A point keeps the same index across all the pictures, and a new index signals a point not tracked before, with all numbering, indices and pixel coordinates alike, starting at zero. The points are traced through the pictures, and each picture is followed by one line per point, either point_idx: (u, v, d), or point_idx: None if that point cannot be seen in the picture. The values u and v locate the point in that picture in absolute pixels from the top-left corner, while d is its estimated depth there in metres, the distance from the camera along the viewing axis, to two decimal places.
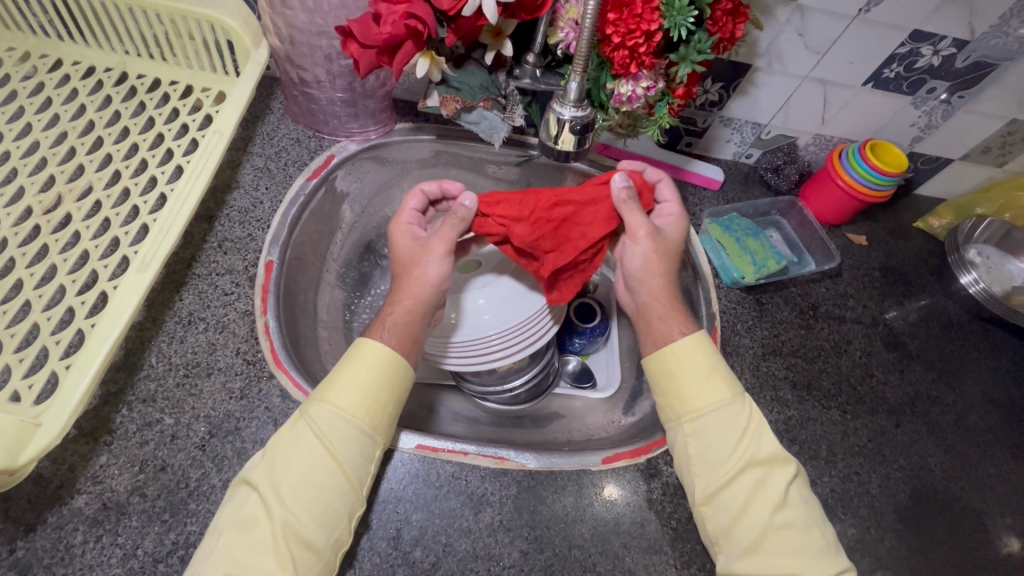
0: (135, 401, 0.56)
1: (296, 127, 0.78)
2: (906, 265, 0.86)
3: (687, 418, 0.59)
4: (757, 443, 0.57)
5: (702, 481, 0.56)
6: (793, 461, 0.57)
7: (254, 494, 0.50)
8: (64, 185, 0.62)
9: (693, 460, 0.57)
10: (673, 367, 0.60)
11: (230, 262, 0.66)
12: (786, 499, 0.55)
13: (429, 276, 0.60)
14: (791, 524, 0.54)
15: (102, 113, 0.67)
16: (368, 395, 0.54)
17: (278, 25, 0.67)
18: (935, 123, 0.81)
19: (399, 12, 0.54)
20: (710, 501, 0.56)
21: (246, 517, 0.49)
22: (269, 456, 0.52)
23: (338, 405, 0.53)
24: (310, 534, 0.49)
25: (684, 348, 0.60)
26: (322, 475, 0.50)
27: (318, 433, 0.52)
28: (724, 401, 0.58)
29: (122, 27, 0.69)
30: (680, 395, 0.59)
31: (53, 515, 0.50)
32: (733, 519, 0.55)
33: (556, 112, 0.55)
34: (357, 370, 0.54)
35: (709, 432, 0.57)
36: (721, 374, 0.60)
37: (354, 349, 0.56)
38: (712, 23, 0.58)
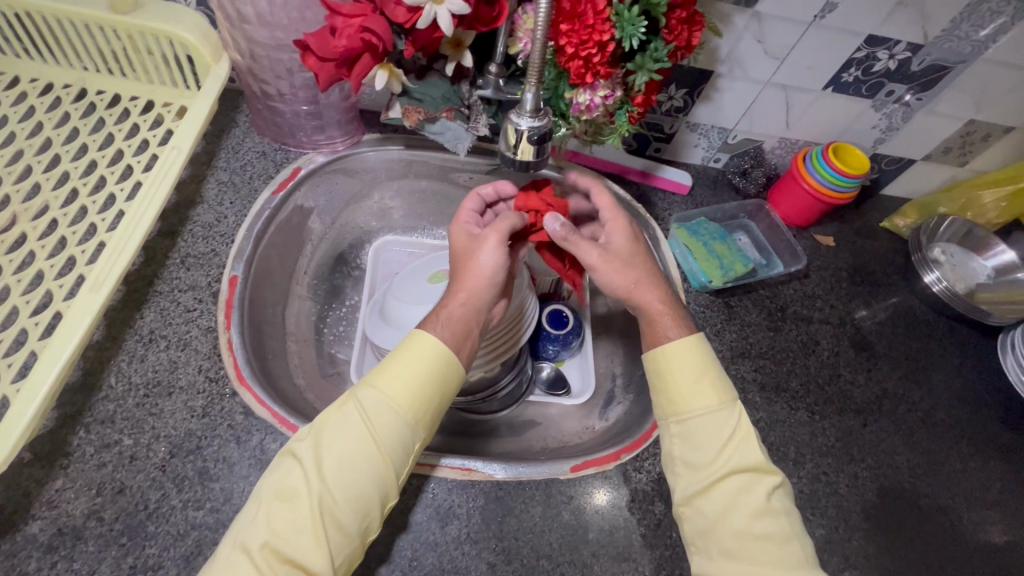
0: (93, 422, 0.55)
1: (261, 141, 0.78)
2: (872, 265, 0.87)
3: (675, 419, 0.57)
4: (744, 450, 0.54)
5: (683, 480, 0.56)
6: (778, 472, 0.55)
7: (294, 468, 0.50)
8: (19, 204, 0.61)
9: (676, 461, 0.57)
10: (663, 369, 0.58)
11: (192, 278, 0.65)
12: (766, 509, 0.52)
13: (485, 266, 0.57)
14: (770, 535, 0.52)
15: (60, 131, 0.67)
16: (419, 385, 0.52)
17: (238, 39, 0.66)
18: (895, 125, 0.83)
19: (355, 26, 0.55)
20: (689, 503, 0.55)
21: (281, 489, 0.49)
22: (315, 432, 0.51)
23: (386, 392, 0.51)
24: (342, 517, 0.48)
25: (676, 355, 0.57)
26: (364, 461, 0.49)
27: (367, 420, 0.50)
28: (713, 405, 0.56)
29: (79, 43, 0.68)
30: (667, 395, 0.58)
31: (6, 543, 0.49)
32: (710, 523, 0.53)
33: (513, 123, 0.55)
34: (410, 359, 0.52)
35: (695, 434, 0.56)
36: (712, 378, 0.57)
37: (407, 338, 0.54)
38: (667, 32, 0.58)
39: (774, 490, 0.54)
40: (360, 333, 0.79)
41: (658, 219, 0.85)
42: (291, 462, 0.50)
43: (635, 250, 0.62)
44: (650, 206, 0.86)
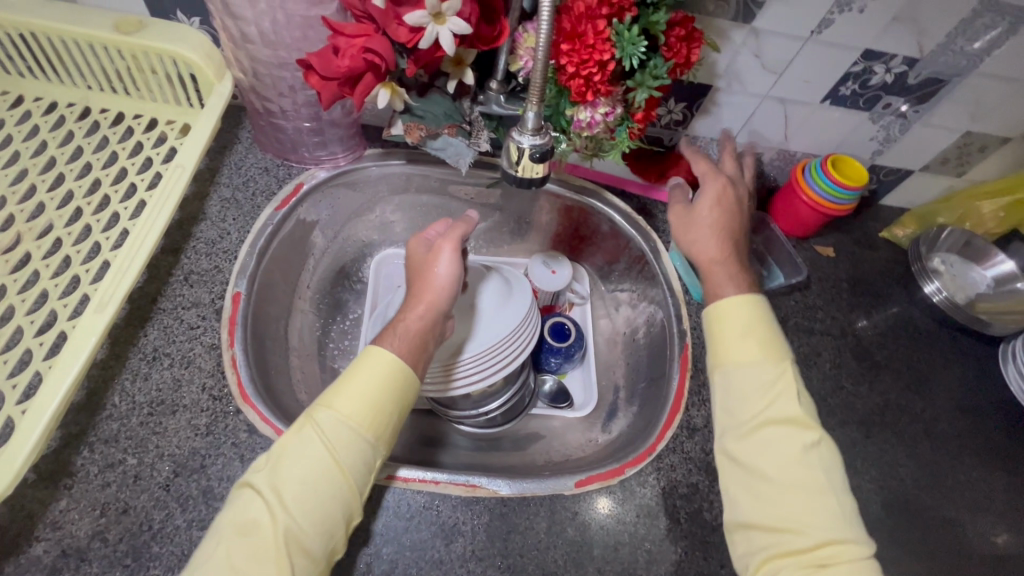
0: (97, 442, 0.55)
1: (264, 157, 0.78)
2: (873, 276, 0.88)
3: (721, 369, 0.58)
4: (784, 403, 0.54)
5: (723, 427, 0.56)
6: (817, 428, 0.54)
7: (253, 499, 0.49)
8: (24, 223, 0.61)
9: (719, 408, 0.57)
10: (714, 322, 0.60)
11: (196, 295, 0.65)
12: (801, 459, 0.52)
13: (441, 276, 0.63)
14: (800, 487, 0.51)
15: (64, 150, 0.67)
16: (374, 402, 0.53)
17: (241, 58, 0.67)
18: (893, 136, 0.83)
19: (357, 46, 0.55)
20: (727, 453, 0.55)
21: (240, 523, 0.48)
22: (273, 459, 0.51)
23: (343, 411, 0.52)
24: (307, 541, 0.48)
25: (729, 306, 0.59)
26: (325, 483, 0.49)
27: (328, 444, 0.50)
28: (756, 358, 0.57)
29: (84, 62, 0.68)
30: (716, 344, 0.59)
31: (10, 564, 0.49)
32: (745, 478, 0.54)
33: (515, 140, 0.55)
34: (362, 378, 0.53)
35: (735, 385, 0.56)
36: (759, 334, 0.57)
37: (359, 356, 0.55)
38: (667, 49, 0.59)
39: (814, 446, 0.53)
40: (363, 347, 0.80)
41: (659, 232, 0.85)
42: (249, 493, 0.49)
43: (732, 212, 0.68)
44: (652, 218, 0.86)
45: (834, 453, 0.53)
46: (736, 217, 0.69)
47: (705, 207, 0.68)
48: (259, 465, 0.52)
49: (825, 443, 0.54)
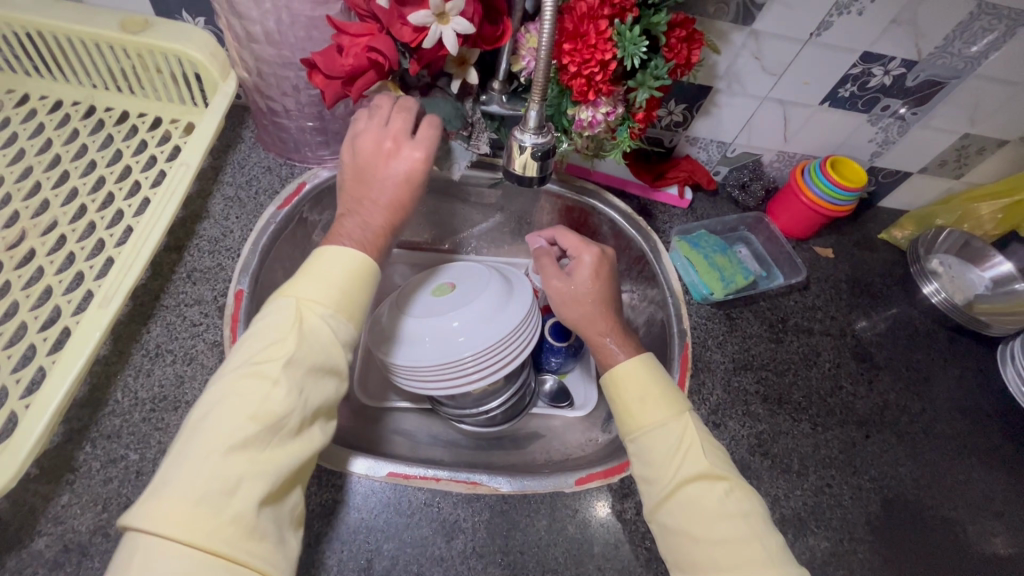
0: (100, 437, 0.55)
1: (267, 156, 0.79)
2: (872, 277, 0.88)
3: (630, 437, 0.58)
4: (693, 457, 0.55)
5: (647, 496, 0.56)
6: (728, 475, 0.54)
7: (254, 391, 0.45)
8: (28, 220, 0.61)
9: (638, 478, 0.57)
10: (616, 388, 0.61)
11: (199, 292, 0.66)
12: (720, 510, 0.52)
13: (395, 171, 0.59)
14: (726, 537, 0.51)
15: (69, 147, 0.68)
16: (348, 290, 0.52)
17: (245, 57, 0.67)
18: (892, 138, 0.84)
19: (361, 45, 0.56)
20: (655, 518, 0.55)
21: (249, 413, 0.44)
22: (262, 353, 0.47)
23: (324, 301, 0.50)
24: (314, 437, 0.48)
25: (626, 369, 0.61)
26: (326, 372, 0.49)
27: (324, 333, 0.49)
28: (660, 419, 0.57)
29: (89, 61, 0.69)
30: (623, 413, 0.59)
31: (11, 559, 0.49)
32: (675, 536, 0.53)
33: (517, 139, 0.56)
34: (326, 269, 0.52)
35: (648, 450, 0.56)
36: (659, 393, 0.59)
37: (313, 256, 0.53)
38: (668, 50, 0.60)
39: (730, 494, 0.53)
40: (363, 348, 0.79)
41: (659, 232, 0.86)
42: (249, 384, 0.45)
43: (594, 281, 0.69)
44: (651, 218, 0.87)
45: (752, 495, 0.54)
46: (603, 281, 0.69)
47: (583, 281, 0.68)
48: (235, 361, 0.47)
49: (744, 490, 0.54)
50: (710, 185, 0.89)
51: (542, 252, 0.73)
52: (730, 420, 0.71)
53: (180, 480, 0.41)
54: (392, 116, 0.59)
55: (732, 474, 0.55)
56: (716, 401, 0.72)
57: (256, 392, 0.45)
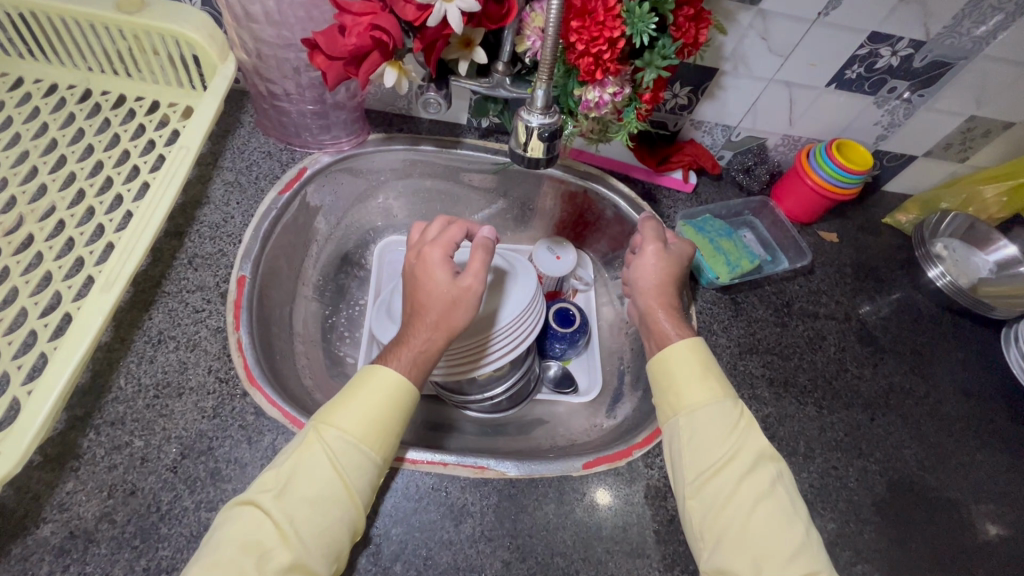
0: (103, 424, 0.55)
1: (267, 141, 0.77)
2: (876, 261, 0.88)
3: (683, 414, 0.59)
4: (748, 440, 0.56)
5: (691, 471, 0.56)
6: (777, 461, 0.57)
7: (261, 518, 0.48)
8: (25, 205, 0.60)
9: (682, 451, 0.57)
10: (671, 361, 0.61)
11: (200, 278, 0.65)
12: (771, 494, 0.54)
13: (438, 289, 0.60)
14: (777, 522, 0.53)
15: (65, 131, 0.66)
16: (379, 421, 0.53)
17: (245, 39, 0.66)
18: (898, 121, 0.83)
19: (364, 23, 0.55)
20: (698, 493, 0.55)
21: (251, 544, 0.47)
22: (277, 483, 0.50)
23: (348, 430, 0.52)
24: (315, 565, 0.47)
25: (682, 346, 0.61)
26: (332, 503, 0.49)
27: (332, 461, 0.51)
28: (718, 397, 0.59)
29: (84, 43, 0.67)
30: (676, 390, 0.60)
31: (17, 546, 0.49)
32: (719, 510, 0.54)
33: (524, 120, 0.55)
34: (368, 396, 0.54)
35: (701, 425, 0.57)
36: (716, 374, 0.60)
37: (366, 375, 0.55)
38: (675, 29, 0.59)
39: (779, 479, 0.56)
40: (367, 330, 0.80)
41: (663, 217, 0.85)
42: (252, 512, 0.49)
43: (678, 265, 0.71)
44: (656, 203, 0.86)
45: (795, 484, 0.57)
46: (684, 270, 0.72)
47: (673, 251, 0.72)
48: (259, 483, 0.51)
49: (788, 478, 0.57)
50: (716, 169, 0.87)
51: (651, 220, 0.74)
52: None
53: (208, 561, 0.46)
54: (451, 227, 0.65)
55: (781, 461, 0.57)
56: None
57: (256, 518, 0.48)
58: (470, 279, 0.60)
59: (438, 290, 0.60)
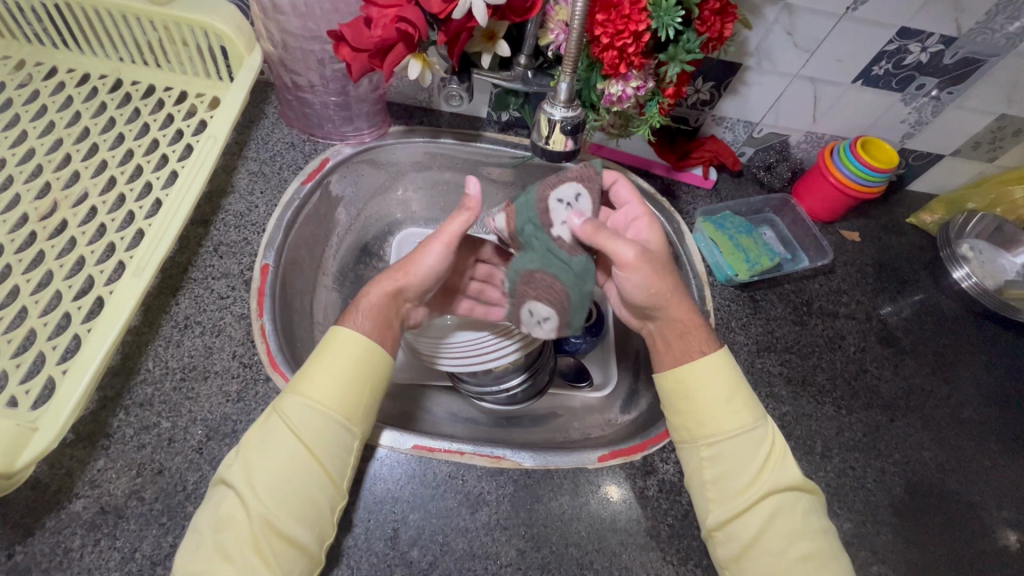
0: (132, 405, 0.56)
1: (290, 132, 0.78)
2: (898, 261, 0.87)
3: (704, 444, 0.58)
4: (778, 474, 0.56)
5: (718, 506, 0.56)
6: (806, 491, 0.57)
7: (231, 493, 0.50)
8: (59, 192, 0.62)
9: (707, 486, 0.57)
10: (692, 390, 0.59)
11: (226, 266, 0.66)
12: (804, 529, 0.54)
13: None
14: (809, 557, 0.53)
15: (97, 120, 0.68)
16: (343, 384, 0.53)
17: (272, 30, 0.67)
18: (925, 119, 0.81)
19: (390, 16, 0.55)
20: (723, 528, 0.55)
21: (226, 521, 0.49)
22: (243, 458, 0.51)
23: (311, 397, 0.53)
24: (295, 534, 0.49)
25: (705, 371, 0.59)
26: (300, 470, 0.50)
27: (294, 430, 0.51)
28: (747, 426, 0.58)
29: (115, 33, 0.69)
30: (700, 419, 0.58)
31: (50, 520, 0.50)
32: (746, 546, 0.54)
33: (547, 113, 0.55)
34: (330, 362, 0.54)
35: (730, 456, 0.57)
36: (744, 400, 0.59)
37: (327, 337, 0.56)
38: (700, 23, 0.58)
39: (808, 510, 0.56)
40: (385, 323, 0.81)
41: (681, 213, 0.85)
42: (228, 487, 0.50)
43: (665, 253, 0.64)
44: (674, 199, 0.86)
45: (824, 513, 0.57)
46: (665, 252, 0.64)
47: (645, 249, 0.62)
48: (232, 459, 0.52)
49: (817, 508, 0.57)
50: (737, 166, 0.87)
51: (597, 225, 0.59)
52: None
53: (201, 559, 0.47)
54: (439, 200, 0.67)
55: (811, 487, 0.58)
56: None
57: (230, 496, 0.50)
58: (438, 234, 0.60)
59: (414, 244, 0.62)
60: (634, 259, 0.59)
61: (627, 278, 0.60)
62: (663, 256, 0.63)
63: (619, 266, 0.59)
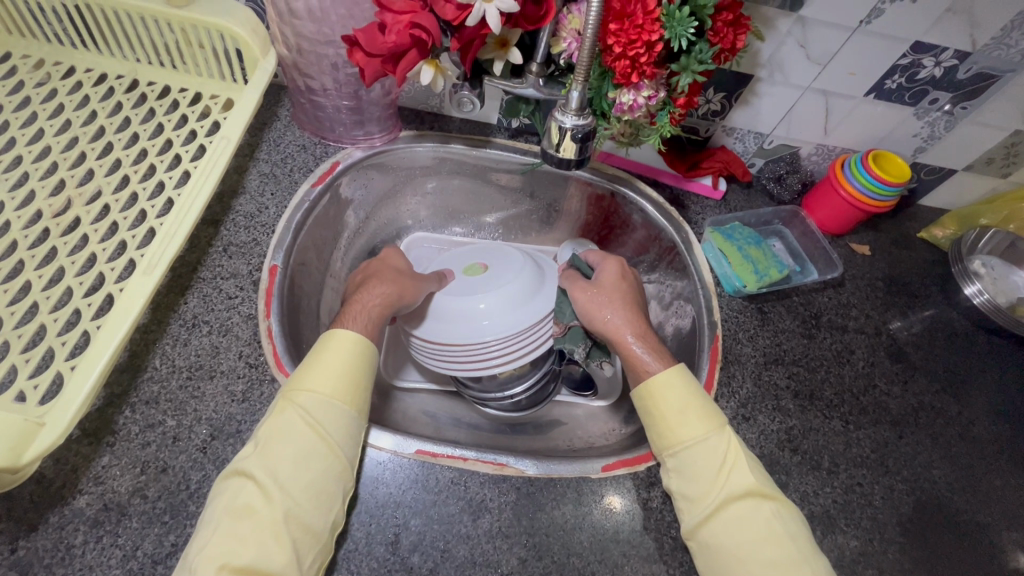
0: (138, 402, 0.57)
1: (301, 134, 0.79)
2: (908, 276, 0.86)
3: (666, 454, 0.59)
4: (736, 478, 0.56)
5: (686, 514, 0.56)
6: (772, 495, 0.56)
7: (245, 484, 0.49)
8: (73, 189, 0.63)
9: (675, 495, 0.58)
10: (649, 403, 0.61)
11: (234, 266, 0.67)
12: (769, 535, 0.53)
13: (377, 276, 0.68)
14: (775, 564, 0.52)
15: (113, 119, 0.69)
16: (352, 376, 0.56)
17: (287, 34, 0.68)
18: (938, 134, 0.81)
19: (404, 22, 0.55)
20: (693, 536, 0.55)
21: (240, 513, 0.48)
22: (260, 449, 0.51)
23: (322, 388, 0.55)
24: (311, 519, 0.49)
25: (659, 383, 0.61)
26: (315, 457, 0.51)
27: (309, 420, 0.53)
28: (701, 433, 0.58)
29: (134, 34, 0.70)
30: (660, 429, 0.60)
31: (54, 515, 0.50)
32: (715, 555, 0.54)
33: (557, 121, 0.55)
34: (338, 356, 0.57)
35: (689, 465, 0.58)
36: (697, 406, 0.60)
37: (327, 338, 0.58)
38: (713, 34, 0.58)
39: (777, 516, 0.55)
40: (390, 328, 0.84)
41: (690, 223, 0.85)
42: (242, 479, 0.50)
43: (618, 284, 0.71)
44: (683, 209, 0.85)
45: (796, 518, 0.55)
46: (622, 284, 0.72)
47: (604, 285, 0.71)
48: (246, 453, 0.52)
49: (787, 512, 0.55)
50: (747, 177, 0.86)
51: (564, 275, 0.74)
52: (760, 414, 0.70)
53: (204, 547, 0.46)
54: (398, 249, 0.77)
55: (776, 494, 0.56)
56: (745, 395, 0.71)
57: (244, 486, 0.49)
58: (388, 283, 0.67)
59: (378, 276, 0.69)
60: (586, 295, 0.70)
61: (581, 305, 0.70)
62: (621, 289, 0.71)
63: (574, 295, 0.71)
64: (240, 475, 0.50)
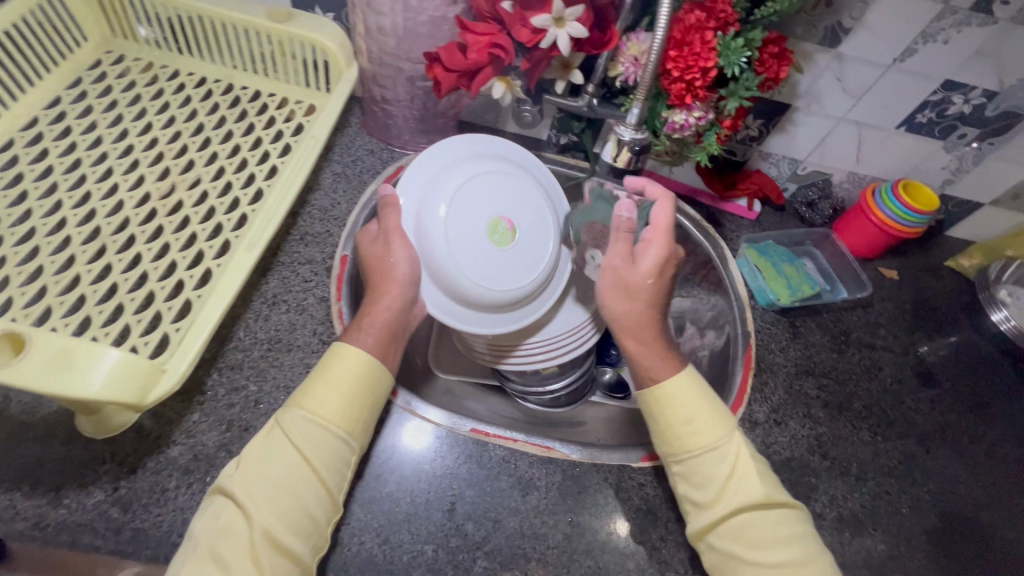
0: (225, 367, 0.62)
1: (370, 140, 0.87)
2: (936, 301, 0.90)
3: (674, 460, 0.60)
4: (744, 485, 0.57)
5: (694, 517, 0.58)
6: (777, 499, 0.58)
7: (227, 504, 0.51)
8: (177, 176, 0.70)
9: (683, 498, 0.59)
10: (659, 409, 0.61)
11: (310, 253, 0.73)
12: (780, 539, 0.56)
13: (385, 273, 0.62)
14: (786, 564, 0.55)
15: (211, 117, 0.77)
16: (345, 402, 0.56)
17: (370, 49, 0.76)
18: (966, 167, 0.85)
19: (484, 41, 0.63)
20: (702, 537, 0.58)
21: (223, 532, 0.50)
22: (244, 470, 0.53)
23: (312, 413, 0.55)
24: (291, 543, 0.50)
25: (674, 389, 0.61)
26: (300, 482, 0.52)
27: (296, 444, 0.53)
28: (710, 441, 0.59)
29: (234, 44, 0.78)
30: (667, 436, 0.61)
31: (151, 461, 0.56)
32: (726, 554, 0.56)
33: (617, 133, 0.64)
34: (332, 379, 0.56)
35: (696, 471, 0.59)
36: (708, 414, 0.60)
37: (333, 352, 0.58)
38: (759, 63, 0.64)
39: (783, 518, 0.58)
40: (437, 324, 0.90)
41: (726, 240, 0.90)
42: (225, 498, 0.52)
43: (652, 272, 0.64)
44: (719, 226, 0.91)
45: (801, 518, 0.58)
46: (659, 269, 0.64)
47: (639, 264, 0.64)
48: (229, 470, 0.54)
49: (792, 512, 0.58)
50: (780, 199, 0.91)
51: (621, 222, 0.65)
52: (791, 420, 0.74)
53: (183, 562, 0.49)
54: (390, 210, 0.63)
55: (782, 497, 0.59)
56: (777, 401, 0.75)
57: (226, 505, 0.51)
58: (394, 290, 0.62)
59: (388, 275, 0.62)
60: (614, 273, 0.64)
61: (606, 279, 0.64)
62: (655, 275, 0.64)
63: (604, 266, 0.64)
64: (223, 492, 0.52)
